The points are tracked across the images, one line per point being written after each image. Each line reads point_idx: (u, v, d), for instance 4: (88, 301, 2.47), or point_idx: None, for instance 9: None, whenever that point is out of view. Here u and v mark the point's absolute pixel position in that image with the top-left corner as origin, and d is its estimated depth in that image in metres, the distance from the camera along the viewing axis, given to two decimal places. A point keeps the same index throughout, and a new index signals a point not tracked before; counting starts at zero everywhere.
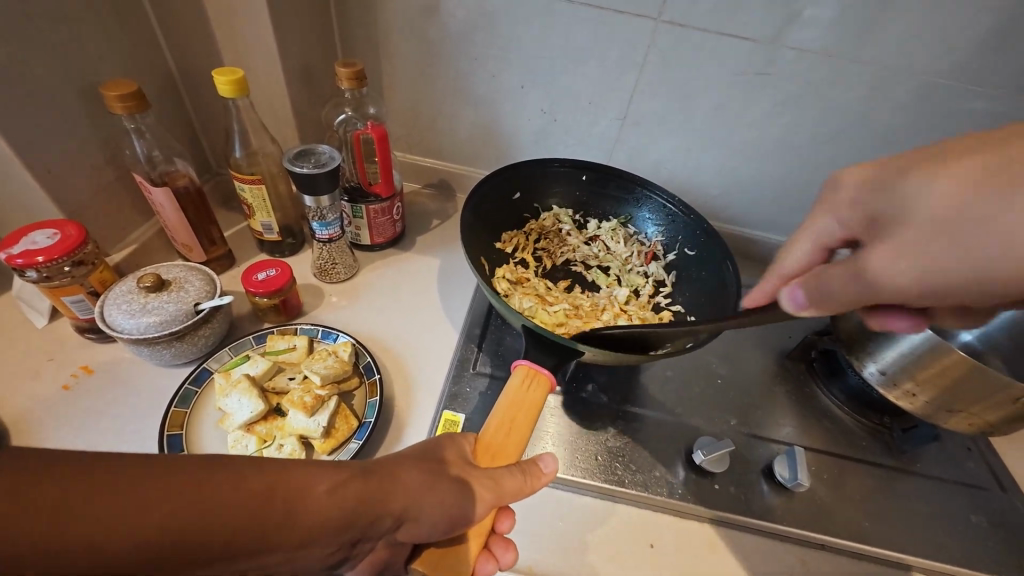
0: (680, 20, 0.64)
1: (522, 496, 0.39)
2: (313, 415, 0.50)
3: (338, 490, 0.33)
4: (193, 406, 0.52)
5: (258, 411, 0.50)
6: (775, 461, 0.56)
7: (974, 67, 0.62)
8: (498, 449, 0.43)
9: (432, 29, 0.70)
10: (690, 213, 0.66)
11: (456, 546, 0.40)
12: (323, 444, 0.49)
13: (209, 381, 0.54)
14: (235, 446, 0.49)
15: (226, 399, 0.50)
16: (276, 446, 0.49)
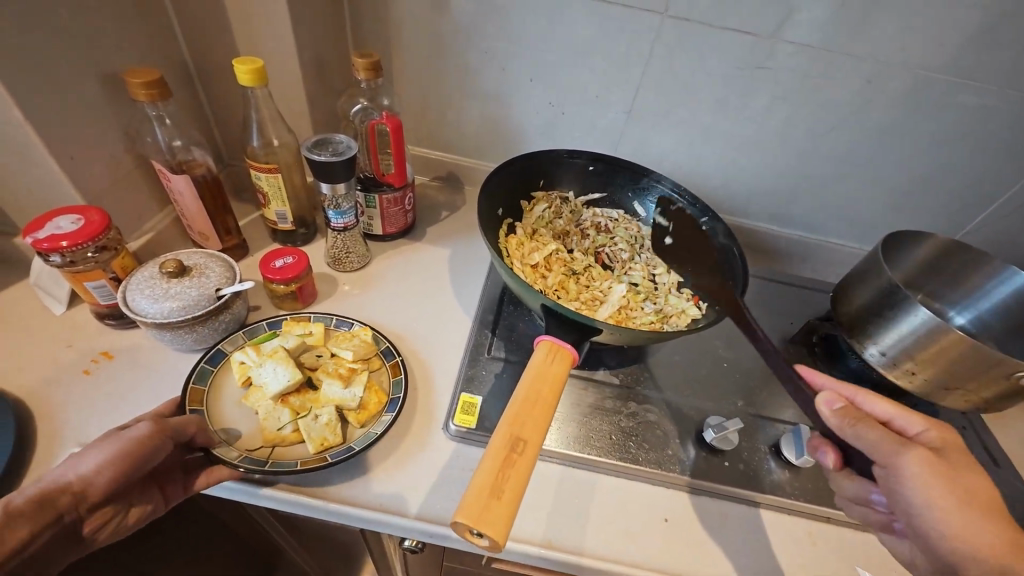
0: (686, 15, 0.66)
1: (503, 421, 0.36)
2: (349, 385, 0.52)
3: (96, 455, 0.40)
4: (210, 385, 0.52)
5: (294, 380, 0.51)
6: (781, 437, 0.58)
7: (964, 61, 0.65)
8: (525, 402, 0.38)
9: (441, 22, 0.72)
10: (695, 201, 0.66)
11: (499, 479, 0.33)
12: (358, 415, 0.51)
13: (225, 362, 0.54)
14: (267, 417, 0.50)
15: (259, 372, 0.52)
16: (312, 416, 0.50)
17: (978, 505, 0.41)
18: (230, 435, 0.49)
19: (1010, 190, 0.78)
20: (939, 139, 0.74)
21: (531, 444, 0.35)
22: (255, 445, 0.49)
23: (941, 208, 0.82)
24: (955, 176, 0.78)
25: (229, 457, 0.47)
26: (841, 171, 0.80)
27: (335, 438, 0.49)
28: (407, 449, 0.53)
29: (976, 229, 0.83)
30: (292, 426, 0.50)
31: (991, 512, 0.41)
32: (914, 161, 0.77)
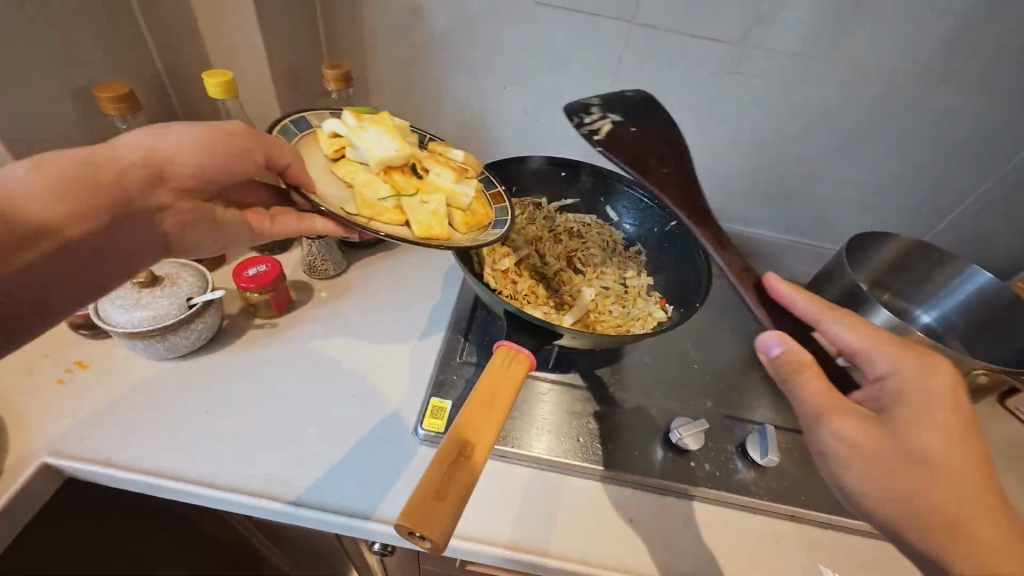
0: (653, 23, 0.67)
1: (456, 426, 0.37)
2: (460, 182, 0.54)
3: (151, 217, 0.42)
4: (295, 140, 0.53)
5: (401, 150, 0.53)
6: (748, 438, 0.59)
7: (927, 66, 0.66)
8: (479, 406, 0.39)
9: (415, 31, 0.73)
10: (664, 207, 0.68)
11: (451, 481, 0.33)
12: (465, 219, 0.53)
13: (309, 130, 0.55)
14: (369, 186, 0.51)
15: (359, 142, 0.52)
16: (420, 201, 0.51)
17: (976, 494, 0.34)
18: (325, 193, 0.49)
19: (977, 192, 0.79)
20: (907, 141, 0.75)
21: (479, 450, 0.35)
22: (355, 207, 0.49)
23: (911, 209, 0.83)
24: (924, 178, 0.79)
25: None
26: (813, 173, 0.81)
27: (438, 229, 0.49)
28: (377, 454, 0.54)
29: (946, 231, 0.85)
30: (395, 202, 0.51)
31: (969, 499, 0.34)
32: (883, 164, 0.78)
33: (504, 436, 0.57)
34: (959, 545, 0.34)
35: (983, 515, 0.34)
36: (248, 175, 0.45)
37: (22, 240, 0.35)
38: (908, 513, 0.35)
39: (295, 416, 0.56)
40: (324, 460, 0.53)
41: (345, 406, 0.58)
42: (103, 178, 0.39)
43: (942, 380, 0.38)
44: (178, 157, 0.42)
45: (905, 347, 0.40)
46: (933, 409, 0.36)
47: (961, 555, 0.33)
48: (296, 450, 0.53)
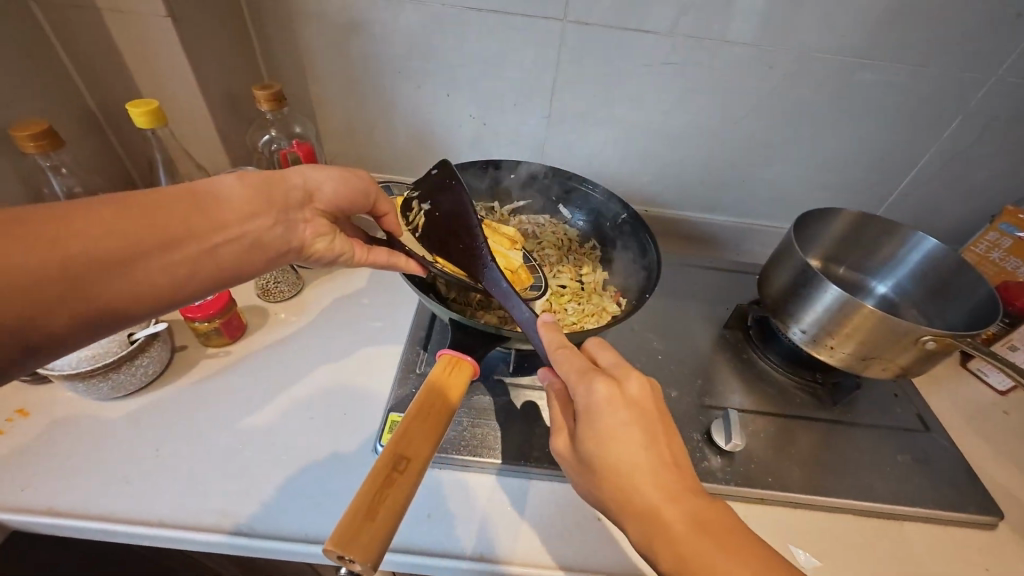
0: (585, 20, 0.68)
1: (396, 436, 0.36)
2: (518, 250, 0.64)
3: (222, 250, 0.41)
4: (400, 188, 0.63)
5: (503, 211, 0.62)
6: (713, 424, 0.59)
7: (855, 41, 0.67)
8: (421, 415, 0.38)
9: (351, 46, 0.72)
10: (613, 200, 0.68)
11: (384, 494, 0.32)
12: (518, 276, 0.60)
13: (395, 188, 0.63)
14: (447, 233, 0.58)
15: None
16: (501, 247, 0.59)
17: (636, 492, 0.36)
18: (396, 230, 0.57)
19: (923, 159, 0.80)
20: (848, 116, 0.76)
21: (415, 462, 0.35)
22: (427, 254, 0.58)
23: (861, 183, 0.84)
24: (869, 151, 0.80)
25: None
26: (762, 156, 0.82)
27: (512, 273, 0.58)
28: (338, 476, 0.53)
29: (897, 201, 0.86)
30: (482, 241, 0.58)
31: (682, 499, 0.35)
32: (828, 140, 0.79)
33: (466, 443, 0.56)
34: (672, 550, 0.34)
35: (672, 506, 0.35)
36: (288, 202, 0.46)
37: (114, 245, 0.35)
38: (610, 508, 0.38)
39: (251, 443, 0.55)
40: (280, 486, 0.51)
41: (302, 429, 0.57)
42: (165, 207, 0.38)
43: (602, 392, 0.38)
44: (229, 195, 0.42)
45: (580, 368, 0.40)
46: (600, 423, 0.37)
47: (634, 534, 0.36)
48: (249, 480, 0.51)
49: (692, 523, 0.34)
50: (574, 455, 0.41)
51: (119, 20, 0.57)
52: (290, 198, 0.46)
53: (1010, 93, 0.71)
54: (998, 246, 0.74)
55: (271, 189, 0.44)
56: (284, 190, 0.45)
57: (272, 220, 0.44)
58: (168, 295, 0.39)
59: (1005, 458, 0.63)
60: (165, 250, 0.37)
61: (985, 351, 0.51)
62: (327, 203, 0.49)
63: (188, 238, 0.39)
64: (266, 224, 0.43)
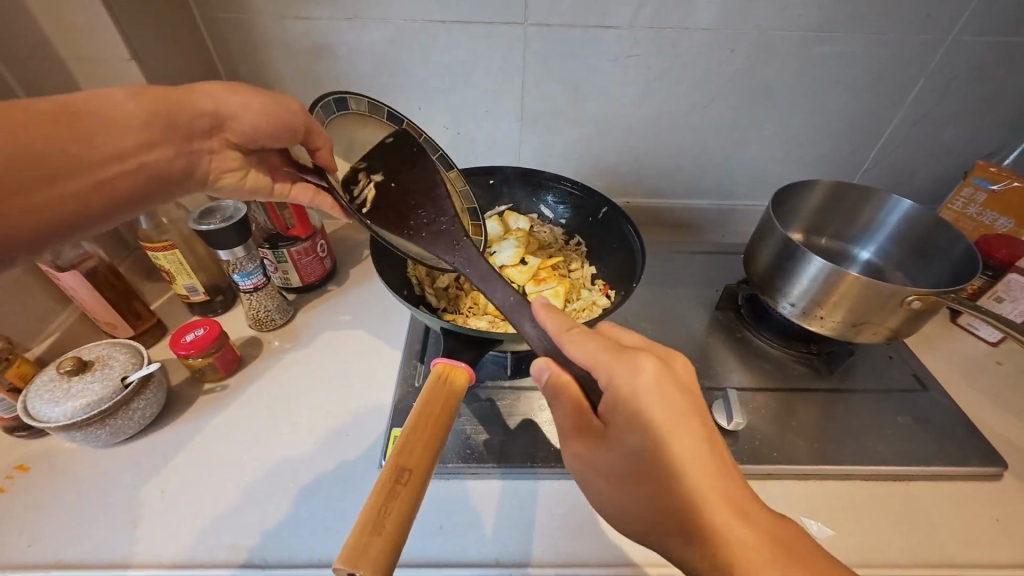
0: (546, 21, 0.69)
1: (396, 448, 0.36)
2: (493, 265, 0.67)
3: (130, 172, 0.40)
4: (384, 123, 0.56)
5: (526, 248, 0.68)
6: (713, 406, 0.59)
7: (811, 16, 0.69)
8: (421, 426, 0.38)
9: (319, 69, 0.73)
10: (591, 195, 0.69)
11: (386, 508, 0.32)
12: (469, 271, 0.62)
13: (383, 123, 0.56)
14: None
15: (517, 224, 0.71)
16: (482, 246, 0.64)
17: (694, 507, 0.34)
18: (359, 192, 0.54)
19: (893, 124, 0.81)
20: (814, 90, 0.77)
21: (418, 473, 0.35)
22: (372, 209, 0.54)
23: (835, 154, 0.86)
24: (839, 121, 0.81)
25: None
26: (735, 136, 0.83)
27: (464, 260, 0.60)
28: (345, 498, 0.53)
29: (872, 167, 0.87)
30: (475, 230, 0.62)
31: (751, 514, 0.33)
32: (797, 115, 0.80)
33: (471, 450, 0.55)
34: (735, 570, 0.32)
35: (742, 521, 0.33)
36: (196, 125, 0.44)
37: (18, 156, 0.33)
38: (661, 525, 0.36)
39: (256, 475, 0.54)
40: (288, 515, 0.51)
41: (306, 455, 0.56)
42: (69, 119, 0.36)
43: (648, 377, 0.37)
44: (124, 114, 0.39)
45: (617, 351, 0.39)
46: (647, 418, 0.36)
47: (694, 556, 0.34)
48: (257, 510, 0.51)
49: (766, 539, 0.32)
50: (606, 452, 0.38)
51: (84, 67, 0.58)
52: (191, 129, 0.44)
53: (968, 51, 0.72)
54: (974, 201, 0.75)
55: (172, 118, 0.42)
56: (184, 120, 0.43)
57: (175, 150, 0.43)
58: (62, 234, 0.37)
59: (1003, 409, 0.64)
60: (49, 185, 0.35)
61: (970, 305, 0.52)
62: (238, 133, 0.47)
63: (75, 171, 0.36)
64: (164, 156, 0.42)
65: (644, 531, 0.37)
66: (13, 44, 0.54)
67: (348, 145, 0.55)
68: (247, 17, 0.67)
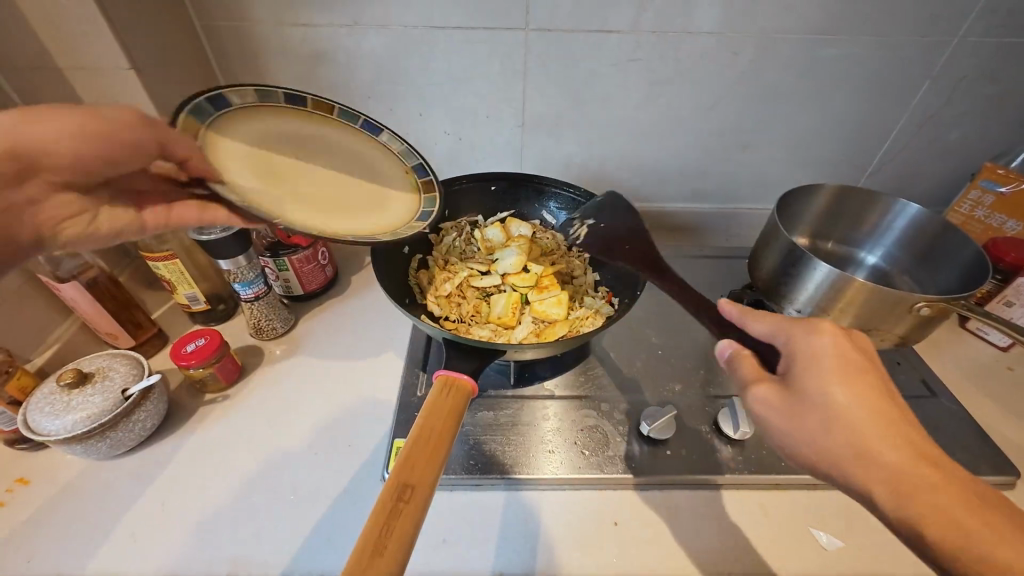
0: (547, 26, 0.68)
1: (398, 462, 0.35)
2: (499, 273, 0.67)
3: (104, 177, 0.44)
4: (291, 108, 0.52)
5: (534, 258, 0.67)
6: (720, 414, 0.59)
7: (814, 18, 0.68)
8: (423, 439, 0.37)
9: (319, 76, 0.72)
10: (594, 200, 0.69)
11: (390, 526, 0.32)
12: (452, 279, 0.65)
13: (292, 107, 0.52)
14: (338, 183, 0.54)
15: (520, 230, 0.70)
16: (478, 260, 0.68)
17: (885, 447, 0.34)
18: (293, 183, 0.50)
19: (898, 126, 0.80)
20: (817, 92, 0.76)
21: (421, 487, 0.34)
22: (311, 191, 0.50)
23: (840, 157, 0.85)
24: (843, 123, 0.80)
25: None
26: (739, 139, 0.82)
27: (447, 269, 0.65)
28: (347, 511, 0.52)
29: (877, 169, 0.86)
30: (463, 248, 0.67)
31: (938, 464, 0.34)
32: (801, 118, 0.80)
33: (473, 461, 0.55)
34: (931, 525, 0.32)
35: (927, 463, 0.33)
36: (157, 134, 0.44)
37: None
38: (822, 461, 0.36)
39: (258, 487, 0.54)
40: (292, 528, 0.51)
41: (310, 464, 0.56)
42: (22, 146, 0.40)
43: (830, 343, 0.37)
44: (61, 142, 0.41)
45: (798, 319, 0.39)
46: (825, 365, 0.36)
47: (881, 496, 0.34)
48: (259, 523, 0.51)
49: (957, 490, 0.33)
50: (783, 400, 0.37)
51: (83, 77, 0.58)
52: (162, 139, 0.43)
53: (974, 52, 0.71)
54: (982, 204, 0.75)
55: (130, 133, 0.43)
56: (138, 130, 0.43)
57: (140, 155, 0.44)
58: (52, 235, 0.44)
59: (1015, 416, 0.63)
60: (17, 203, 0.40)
61: (980, 312, 0.51)
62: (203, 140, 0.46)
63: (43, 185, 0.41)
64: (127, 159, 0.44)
65: (821, 461, 0.36)
66: (12, 54, 0.54)
67: (331, 150, 0.55)
68: (246, 25, 0.67)
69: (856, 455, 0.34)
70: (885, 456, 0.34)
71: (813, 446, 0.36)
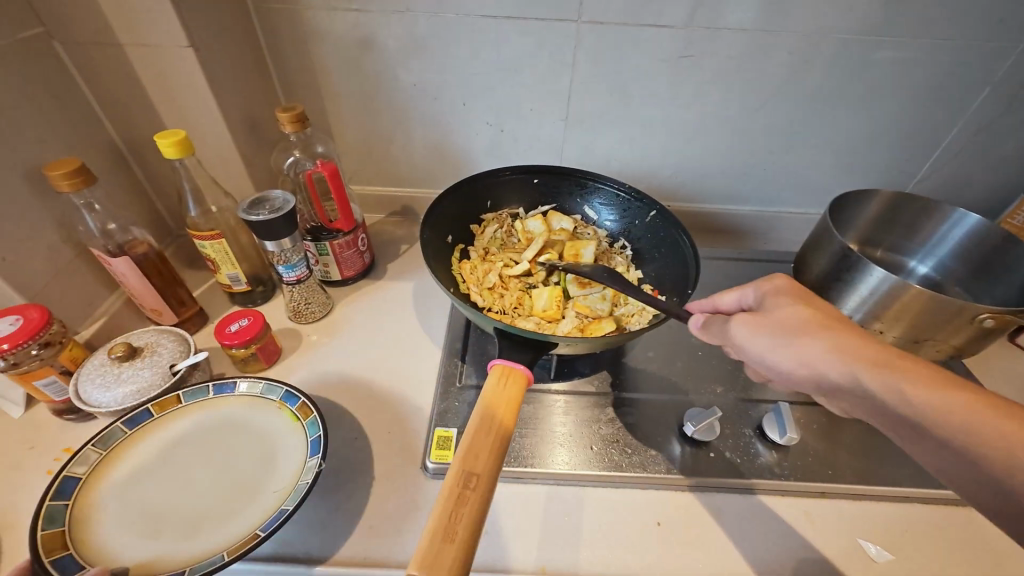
0: (601, 19, 0.67)
1: (462, 451, 0.35)
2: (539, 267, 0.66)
3: None
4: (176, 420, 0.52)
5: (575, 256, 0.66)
6: (764, 419, 0.58)
7: (875, 19, 0.66)
8: (485, 430, 0.37)
9: (367, 62, 0.72)
10: (641, 197, 0.68)
11: (457, 515, 0.32)
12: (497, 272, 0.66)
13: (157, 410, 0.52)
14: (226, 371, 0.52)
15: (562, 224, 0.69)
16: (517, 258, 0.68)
17: (833, 341, 0.41)
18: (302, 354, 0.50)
19: (951, 134, 0.78)
20: (871, 96, 0.75)
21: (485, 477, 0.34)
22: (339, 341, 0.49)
23: (888, 163, 0.83)
24: (895, 128, 0.79)
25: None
26: (785, 141, 0.81)
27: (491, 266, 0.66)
28: (388, 498, 0.52)
29: (926, 177, 0.84)
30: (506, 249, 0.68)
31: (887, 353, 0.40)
32: (852, 122, 0.78)
33: (514, 453, 0.55)
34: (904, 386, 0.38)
35: (925, 391, 0.38)
36: None
37: None
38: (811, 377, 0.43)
39: None
40: (334, 512, 0.50)
41: (351, 450, 0.56)
42: None
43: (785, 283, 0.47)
44: None
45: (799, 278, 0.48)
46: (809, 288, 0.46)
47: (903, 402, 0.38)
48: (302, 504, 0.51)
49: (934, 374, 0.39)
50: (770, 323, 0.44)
51: (142, 54, 0.58)
52: None
53: None
54: None
55: None
56: None
57: None
58: None
59: None
60: None
61: None
62: None
63: None
64: None
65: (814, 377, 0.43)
66: (76, 29, 0.54)
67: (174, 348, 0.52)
68: (299, 8, 0.67)
69: (840, 351, 0.41)
70: (836, 351, 0.41)
71: (800, 365, 0.42)
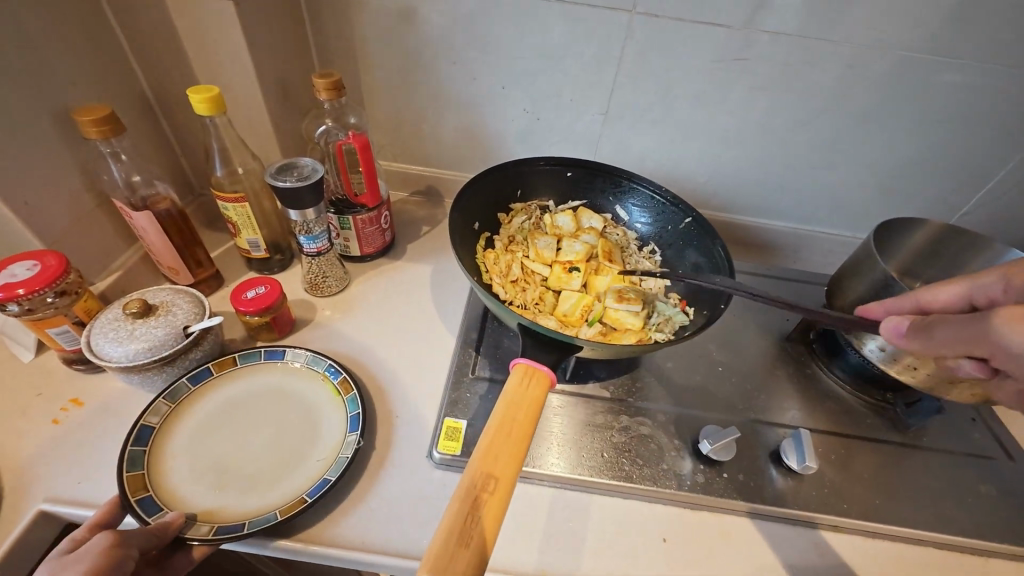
0: (655, 12, 0.64)
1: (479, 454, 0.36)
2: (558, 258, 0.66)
3: None
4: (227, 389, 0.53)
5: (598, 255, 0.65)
6: (782, 444, 0.56)
7: (945, 39, 0.63)
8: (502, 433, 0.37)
9: (408, 35, 0.70)
10: (677, 202, 0.65)
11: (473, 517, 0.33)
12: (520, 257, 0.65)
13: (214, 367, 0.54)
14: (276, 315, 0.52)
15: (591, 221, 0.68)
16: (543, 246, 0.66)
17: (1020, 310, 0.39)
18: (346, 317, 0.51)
19: (1006, 168, 0.75)
20: (927, 120, 0.71)
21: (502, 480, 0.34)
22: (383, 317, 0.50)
23: (934, 192, 0.80)
24: (946, 156, 0.75)
25: (202, 535, 0.43)
26: (829, 158, 0.78)
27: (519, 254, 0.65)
28: (391, 483, 0.51)
29: (971, 210, 0.81)
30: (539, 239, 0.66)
31: None
32: (902, 146, 0.75)
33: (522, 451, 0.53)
34: None
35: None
36: None
37: None
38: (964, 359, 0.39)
39: None
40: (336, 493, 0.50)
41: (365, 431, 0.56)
42: None
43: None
44: None
45: None
46: None
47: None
48: None
49: None
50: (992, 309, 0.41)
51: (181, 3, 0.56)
52: None
53: None
54: None
55: None
56: None
57: None
58: None
59: None
60: None
61: None
62: None
63: None
64: None
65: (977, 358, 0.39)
66: None
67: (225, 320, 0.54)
68: None
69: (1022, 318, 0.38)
70: None
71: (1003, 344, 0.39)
